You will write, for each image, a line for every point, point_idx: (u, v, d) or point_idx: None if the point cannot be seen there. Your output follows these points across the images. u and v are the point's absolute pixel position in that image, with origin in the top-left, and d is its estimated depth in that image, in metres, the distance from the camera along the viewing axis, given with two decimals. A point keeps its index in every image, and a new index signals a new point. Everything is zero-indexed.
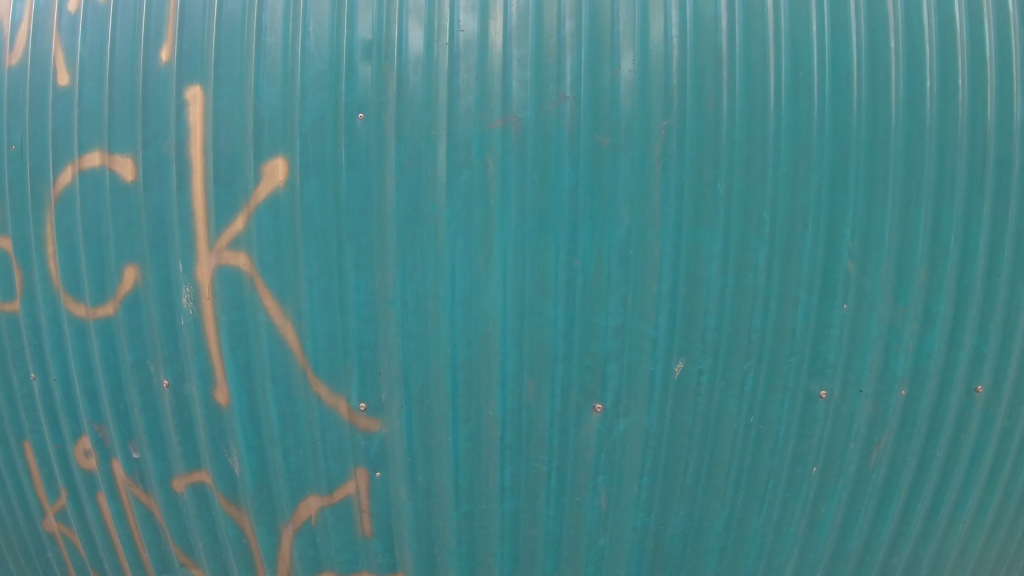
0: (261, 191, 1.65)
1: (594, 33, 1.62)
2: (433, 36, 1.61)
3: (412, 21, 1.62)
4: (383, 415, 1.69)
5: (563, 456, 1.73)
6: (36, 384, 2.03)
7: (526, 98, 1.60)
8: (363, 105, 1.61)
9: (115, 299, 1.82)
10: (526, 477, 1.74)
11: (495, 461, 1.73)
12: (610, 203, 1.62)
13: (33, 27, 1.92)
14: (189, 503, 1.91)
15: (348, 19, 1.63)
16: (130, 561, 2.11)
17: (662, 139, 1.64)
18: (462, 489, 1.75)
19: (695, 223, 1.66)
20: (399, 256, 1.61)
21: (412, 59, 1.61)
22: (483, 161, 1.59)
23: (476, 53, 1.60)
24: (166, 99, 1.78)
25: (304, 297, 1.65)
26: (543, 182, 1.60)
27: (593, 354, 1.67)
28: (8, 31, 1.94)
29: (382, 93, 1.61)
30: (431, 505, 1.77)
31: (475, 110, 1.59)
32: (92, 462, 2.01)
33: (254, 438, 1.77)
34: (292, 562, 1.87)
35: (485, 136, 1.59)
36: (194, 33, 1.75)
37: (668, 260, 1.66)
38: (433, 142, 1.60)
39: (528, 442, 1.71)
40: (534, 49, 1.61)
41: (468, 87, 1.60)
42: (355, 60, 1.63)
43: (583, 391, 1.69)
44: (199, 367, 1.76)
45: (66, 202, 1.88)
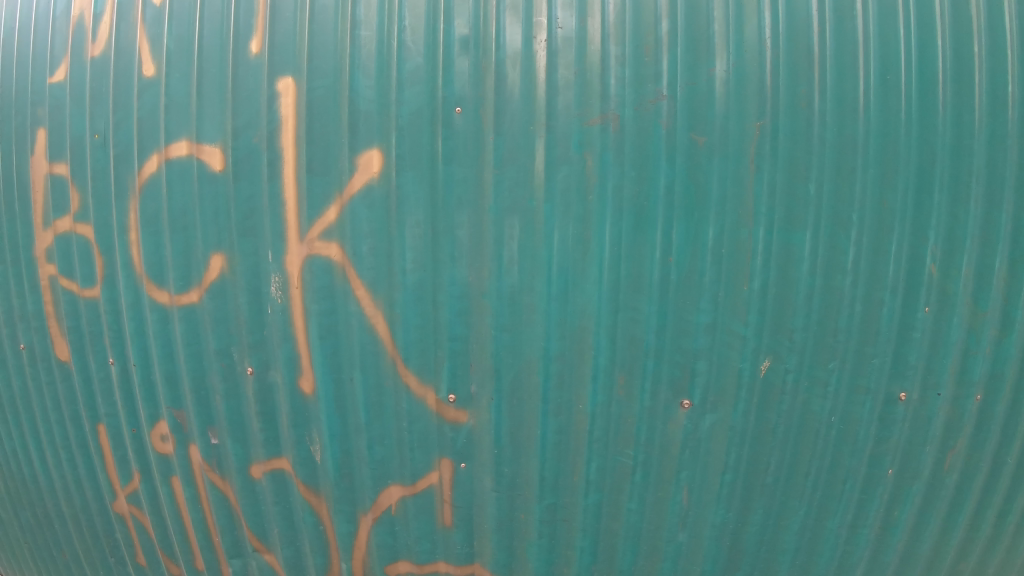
0: (356, 182, 1.67)
1: (690, 33, 1.65)
2: (531, 33, 1.64)
3: (509, 18, 1.64)
4: (472, 407, 1.71)
5: (650, 450, 1.77)
6: (115, 368, 2.07)
7: (624, 96, 1.63)
8: (461, 99, 1.64)
9: (201, 286, 1.84)
10: (613, 471, 1.78)
11: (582, 455, 1.75)
12: (705, 202, 1.65)
13: (116, 18, 2.00)
14: (267, 489, 1.93)
15: (444, 14, 1.66)
16: (201, 545, 2.14)
17: (756, 139, 1.66)
18: (548, 482, 1.77)
19: (787, 222, 1.68)
20: (496, 249, 1.63)
21: (510, 55, 1.64)
22: (582, 157, 1.63)
23: (575, 51, 1.64)
24: (256, 90, 1.79)
25: (398, 288, 1.66)
26: (639, 179, 1.64)
27: (684, 350, 1.70)
28: (92, 23, 2.03)
29: (480, 88, 1.64)
30: (514, 497, 1.80)
31: (575, 106, 1.63)
32: (169, 446, 2.03)
33: (339, 428, 1.79)
34: (370, 550, 1.90)
35: (585, 132, 1.63)
36: (285, 25, 1.77)
37: (759, 260, 1.69)
38: (532, 137, 1.63)
39: (616, 436, 1.74)
40: (631, 47, 1.64)
41: (568, 84, 1.63)
42: (453, 54, 1.65)
43: (673, 387, 1.72)
44: (285, 356, 1.78)
45: (151, 189, 1.91)
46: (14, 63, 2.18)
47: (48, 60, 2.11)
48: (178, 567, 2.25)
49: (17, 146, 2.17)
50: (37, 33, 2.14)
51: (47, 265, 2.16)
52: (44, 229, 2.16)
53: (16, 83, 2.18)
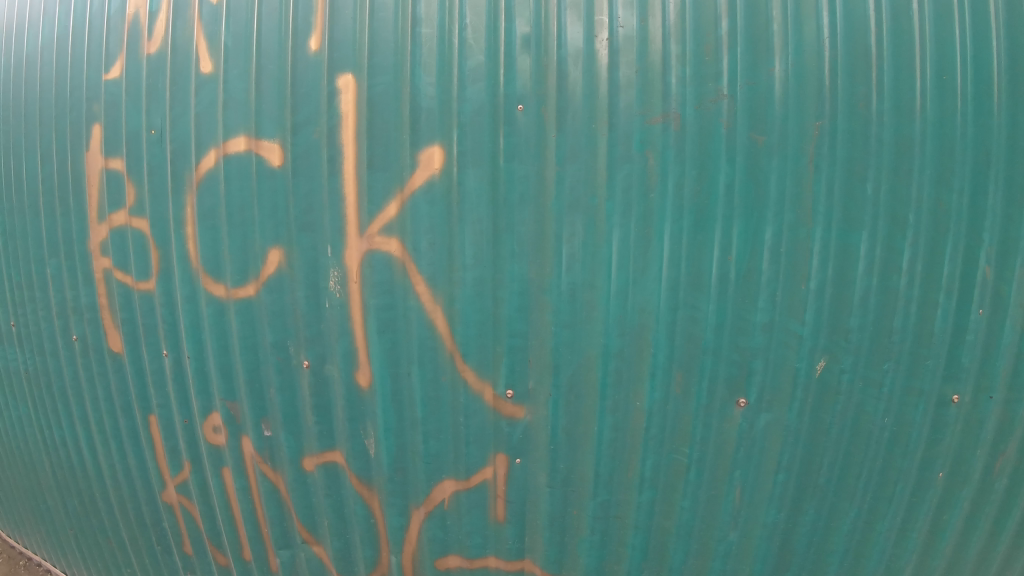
0: (418, 178, 1.70)
1: (749, 32, 1.65)
2: (592, 31, 1.66)
3: (570, 16, 1.66)
4: (529, 403, 1.74)
5: (704, 448, 1.81)
6: (168, 360, 2.10)
7: (684, 95, 1.65)
8: (523, 97, 1.67)
9: (258, 280, 1.87)
10: (667, 468, 1.82)
11: (638, 452, 1.80)
12: (764, 202, 1.66)
13: (172, 15, 2.02)
14: (319, 482, 1.96)
15: (505, 12, 1.68)
16: (250, 536, 2.17)
17: (815, 139, 1.65)
18: (603, 478, 1.82)
19: (845, 222, 1.68)
20: (557, 246, 1.66)
21: (571, 53, 1.66)
22: (643, 156, 1.65)
23: (636, 49, 1.65)
24: (316, 86, 1.82)
25: (458, 284, 1.69)
26: (700, 177, 1.65)
27: (741, 348, 1.73)
28: (148, 20, 2.07)
29: (542, 86, 1.66)
30: (568, 493, 1.84)
31: (636, 104, 1.65)
32: (221, 438, 2.06)
33: (395, 422, 1.82)
34: (420, 543, 1.94)
35: (646, 130, 1.65)
36: (344, 22, 1.79)
37: (817, 259, 1.69)
38: (594, 136, 1.65)
39: (672, 433, 1.79)
40: (692, 47, 1.65)
41: (629, 83, 1.65)
42: (514, 52, 1.67)
43: (729, 385, 1.75)
44: (342, 350, 1.81)
45: (209, 184, 1.94)
46: (69, 65, 2.27)
47: (103, 59, 2.17)
48: (225, 557, 2.29)
49: (73, 145, 2.26)
50: (91, 34, 2.21)
51: (101, 259, 2.20)
52: (99, 223, 2.21)
53: (72, 82, 2.26)
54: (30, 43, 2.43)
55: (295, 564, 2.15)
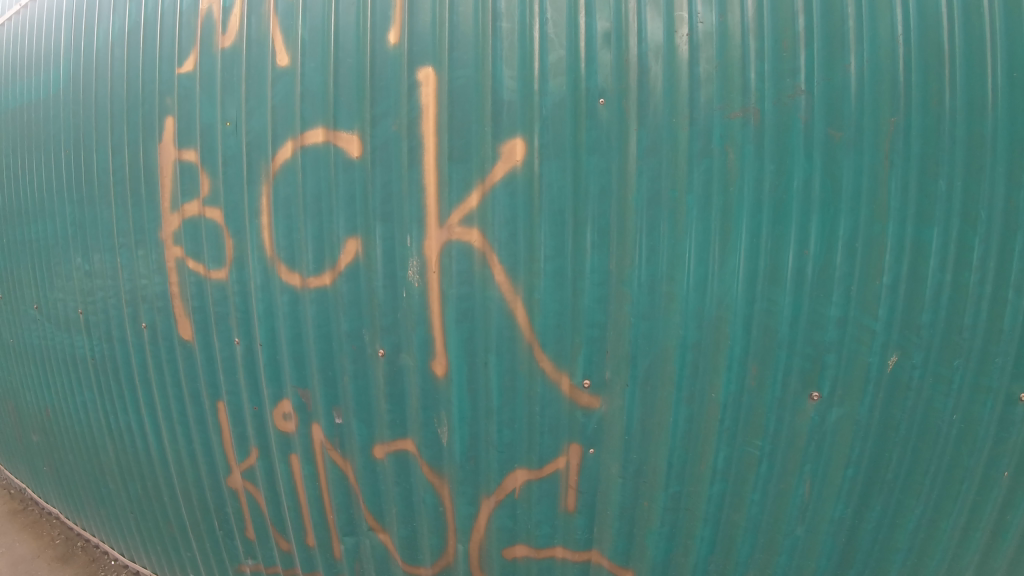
0: (498, 171, 1.76)
1: (826, 27, 1.64)
2: (672, 27, 1.67)
3: (650, 11, 1.67)
4: (605, 393, 1.82)
5: (777, 440, 1.81)
6: (239, 347, 2.15)
7: (763, 90, 1.65)
8: (604, 91, 1.69)
9: (334, 269, 1.94)
10: (739, 461, 1.84)
11: (711, 443, 1.83)
12: (840, 195, 1.65)
13: (246, 10, 2.06)
14: (388, 470, 2.04)
15: (585, 8, 1.70)
16: (315, 522, 2.23)
17: (890, 135, 1.63)
18: (675, 469, 1.86)
19: (918, 218, 1.65)
20: (638, 239, 1.72)
21: (651, 48, 1.68)
22: (723, 150, 1.66)
23: (716, 44, 1.66)
24: (395, 80, 1.85)
25: (538, 275, 1.76)
26: (778, 172, 1.65)
27: (816, 343, 1.72)
28: (222, 15, 2.11)
29: (623, 80, 1.69)
30: (639, 484, 1.90)
31: (716, 99, 1.66)
32: (291, 425, 2.13)
33: (469, 411, 1.90)
34: (488, 533, 2.03)
35: (726, 125, 1.66)
36: (422, 17, 1.82)
37: (890, 254, 1.67)
38: (676, 130, 1.67)
39: (745, 426, 1.80)
40: (770, 43, 1.65)
41: (710, 77, 1.66)
42: (595, 47, 1.70)
43: (804, 378, 1.75)
44: (420, 338, 1.88)
45: (286, 174, 1.99)
46: (142, 59, 2.33)
47: (176, 53, 2.22)
48: (288, 543, 2.35)
49: (146, 138, 2.32)
50: (162, 29, 2.27)
51: (173, 248, 2.25)
52: (171, 212, 2.26)
53: (145, 76, 2.32)
54: (101, 38, 2.49)
55: (359, 551, 2.22)
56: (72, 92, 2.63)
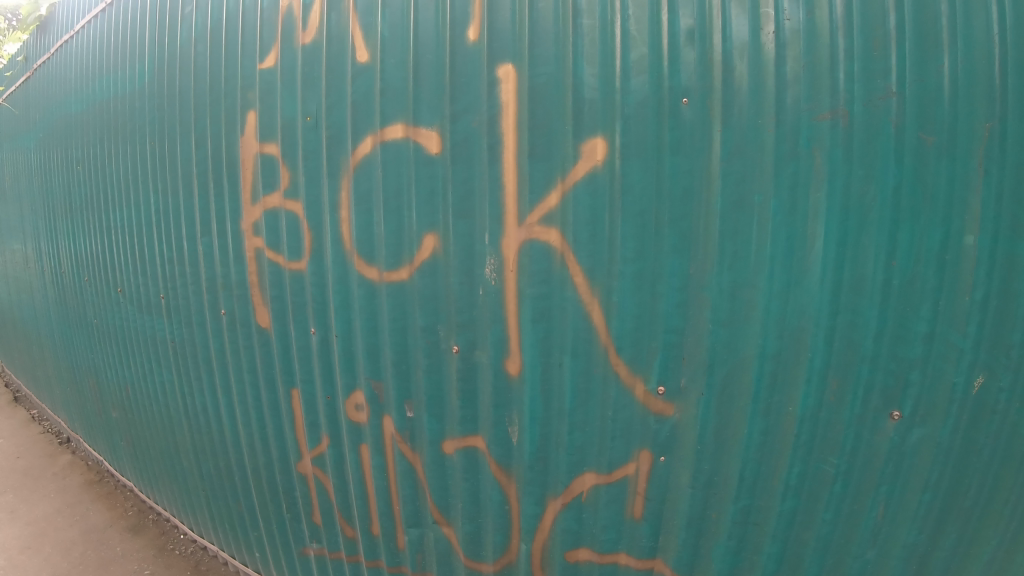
0: (580, 169, 1.75)
1: (919, 25, 1.54)
2: (758, 24, 1.62)
3: (735, 8, 1.63)
4: (680, 401, 1.79)
5: (853, 459, 1.75)
6: (315, 337, 2.21)
7: (853, 91, 1.57)
8: (688, 90, 1.66)
9: (412, 264, 1.96)
10: (813, 478, 1.79)
11: (786, 458, 1.78)
12: (932, 204, 1.57)
13: (326, 5, 2.09)
14: (457, 465, 2.07)
15: (667, 5, 1.66)
16: (381, 512, 2.27)
17: (985, 141, 1.53)
18: (746, 482, 1.83)
19: (1013, 230, 1.55)
20: (720, 243, 1.68)
21: (737, 46, 1.63)
22: (810, 153, 1.60)
23: (803, 42, 1.59)
24: (476, 76, 1.85)
25: (617, 277, 1.75)
26: (867, 178, 1.59)
27: (900, 359, 1.65)
28: (303, 11, 2.15)
29: (708, 78, 1.64)
30: (709, 495, 1.87)
31: (804, 100, 1.59)
32: (363, 416, 2.18)
33: (541, 411, 1.91)
34: (553, 534, 2.03)
35: (814, 127, 1.59)
36: (502, 13, 1.81)
37: (982, 269, 1.57)
38: (761, 131, 1.62)
39: (822, 442, 1.75)
40: (860, 41, 1.57)
41: (797, 77, 1.60)
42: (679, 44, 1.66)
43: (885, 396, 1.68)
44: (494, 337, 1.90)
45: (365, 169, 2.01)
46: (224, 55, 2.40)
47: (258, 49, 2.28)
48: (353, 530, 2.39)
49: (228, 131, 2.38)
50: (245, 25, 2.33)
51: (254, 239, 2.31)
52: (252, 204, 2.31)
53: (227, 71, 2.40)
54: (185, 34, 2.57)
55: (423, 543, 2.25)
56: (157, 85, 2.74)
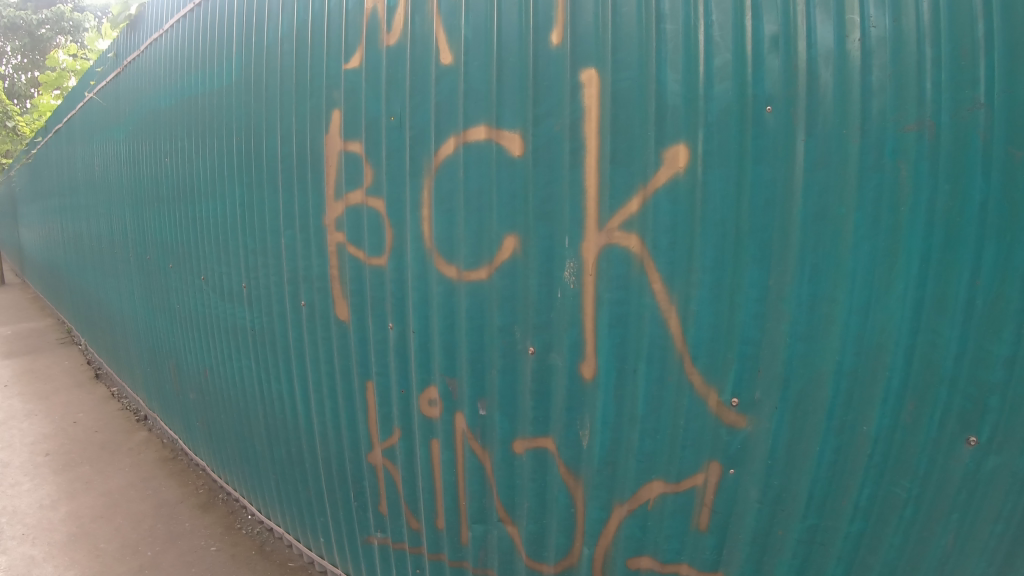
0: (661, 176, 1.74)
1: (1011, 31, 1.44)
2: (844, 31, 1.57)
3: (820, 14, 1.58)
4: (753, 414, 1.77)
5: (926, 484, 1.67)
6: (392, 332, 2.28)
7: (940, 102, 1.49)
8: (772, 98, 1.62)
9: (491, 264, 2.00)
10: (883, 501, 1.72)
11: (857, 478, 1.73)
12: (1020, 223, 1.47)
13: (410, 8, 2.14)
14: (526, 465, 2.09)
15: (752, 10, 1.64)
16: (446, 506, 2.31)
17: None
18: (815, 501, 1.78)
19: None
20: (799, 254, 1.65)
21: (822, 53, 1.58)
22: (895, 165, 1.53)
23: (890, 50, 1.53)
24: (558, 80, 1.87)
25: (696, 285, 1.74)
26: (953, 192, 1.50)
27: (980, 383, 1.57)
28: (387, 13, 2.20)
29: (792, 86, 1.61)
30: (777, 511, 1.83)
31: (890, 110, 1.53)
32: (435, 411, 2.22)
33: (613, 417, 1.92)
34: (616, 539, 2.03)
35: (899, 139, 1.53)
36: (585, 18, 1.82)
37: None
38: (845, 142, 1.57)
39: (894, 464, 1.68)
40: (947, 49, 1.49)
41: (882, 86, 1.53)
42: (762, 52, 1.63)
43: (962, 420, 1.60)
44: (570, 340, 1.92)
45: (448, 170, 2.06)
46: (310, 55, 2.50)
47: (343, 49, 2.36)
48: (418, 522, 2.44)
49: (314, 129, 2.48)
50: (331, 26, 2.41)
51: (336, 234, 2.40)
52: (335, 200, 2.40)
53: (313, 71, 2.49)
54: (273, 34, 2.69)
55: (486, 539, 2.27)
56: (245, 83, 2.87)
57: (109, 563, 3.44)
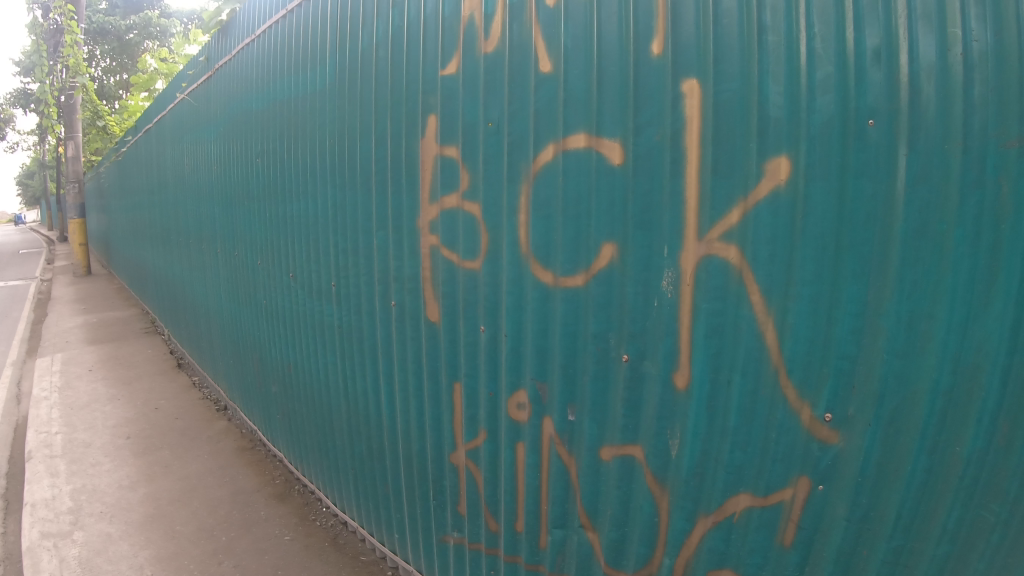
0: (763, 188, 1.73)
1: None
2: (946, 45, 1.50)
3: (921, 28, 1.53)
4: (846, 430, 1.72)
5: (1018, 510, 1.58)
6: (484, 335, 2.35)
7: None
8: (875, 111, 1.58)
9: (588, 271, 2.03)
10: (969, 524, 1.65)
11: (946, 499, 1.65)
12: None
13: (508, 16, 2.18)
14: (612, 472, 2.10)
15: (854, 22, 1.60)
16: (528, 509, 2.35)
17: None
18: (903, 520, 1.71)
19: None
20: (899, 271, 1.59)
21: (924, 67, 1.52)
22: (997, 181, 1.46)
23: (993, 63, 1.45)
24: (659, 90, 1.87)
25: (794, 298, 1.72)
26: None
27: None
28: (485, 21, 2.25)
29: (896, 99, 1.55)
30: (863, 531, 1.77)
31: (992, 125, 1.45)
32: (524, 415, 2.28)
33: (704, 428, 1.91)
34: (698, 551, 2.01)
35: (1002, 155, 1.45)
36: (686, 28, 1.81)
37: None
38: (947, 157, 1.50)
39: (985, 487, 1.60)
40: None
41: (985, 101, 1.46)
42: (864, 65, 1.59)
43: None
44: (665, 349, 1.92)
45: (546, 176, 2.10)
46: (406, 61, 2.58)
47: (440, 55, 2.42)
48: (496, 524, 2.48)
49: (410, 133, 2.56)
50: (427, 33, 2.48)
51: (430, 237, 2.50)
52: (430, 203, 2.49)
53: (408, 76, 2.57)
54: (368, 40, 2.78)
55: (565, 544, 2.29)
56: (339, 87, 2.97)
57: (184, 544, 3.60)
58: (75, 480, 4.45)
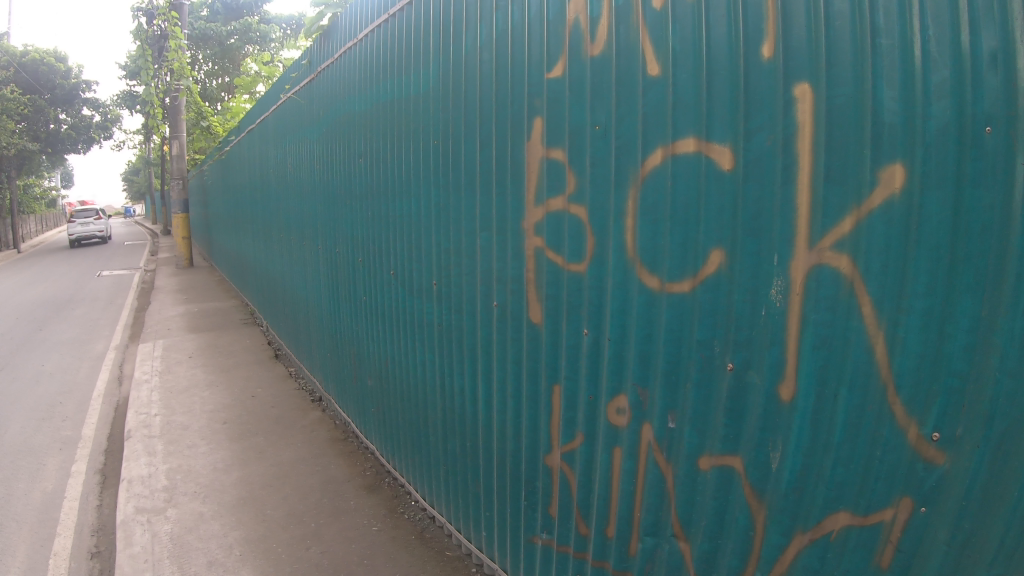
0: (876, 197, 1.67)
1: None
2: None
3: None
4: (954, 451, 1.63)
5: None
6: (587, 338, 2.40)
7: None
8: (991, 118, 1.49)
9: (695, 278, 2.03)
10: None
11: None
12: None
13: (613, 19, 2.21)
14: (709, 482, 2.09)
15: (970, 25, 1.52)
16: (620, 513, 2.36)
17: None
18: (1007, 549, 1.60)
19: None
20: (1015, 287, 1.48)
21: None
22: None
23: None
24: (770, 95, 1.84)
25: (905, 310, 1.65)
26: None
27: None
28: (591, 25, 2.28)
29: (1014, 105, 1.46)
30: (964, 558, 1.66)
31: None
32: (623, 420, 2.31)
33: (807, 442, 1.87)
34: (792, 568, 1.95)
35: None
36: (799, 30, 1.79)
37: None
38: None
39: None
40: None
41: None
42: (980, 70, 1.50)
43: None
44: (771, 359, 1.89)
45: (654, 181, 2.11)
46: (511, 63, 2.64)
47: (546, 58, 2.47)
48: (587, 527, 2.50)
49: (516, 136, 2.63)
50: (532, 36, 2.53)
51: (535, 239, 2.57)
52: (535, 205, 2.56)
53: (513, 78, 2.64)
54: (471, 42, 2.86)
55: (654, 553, 2.27)
56: (443, 90, 3.07)
57: (273, 527, 3.77)
58: (172, 460, 4.73)
